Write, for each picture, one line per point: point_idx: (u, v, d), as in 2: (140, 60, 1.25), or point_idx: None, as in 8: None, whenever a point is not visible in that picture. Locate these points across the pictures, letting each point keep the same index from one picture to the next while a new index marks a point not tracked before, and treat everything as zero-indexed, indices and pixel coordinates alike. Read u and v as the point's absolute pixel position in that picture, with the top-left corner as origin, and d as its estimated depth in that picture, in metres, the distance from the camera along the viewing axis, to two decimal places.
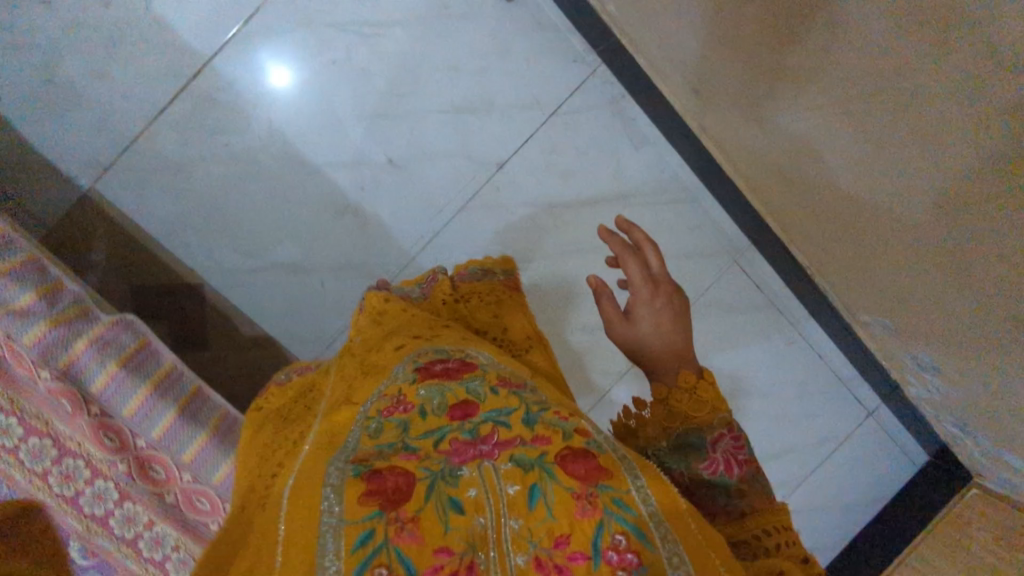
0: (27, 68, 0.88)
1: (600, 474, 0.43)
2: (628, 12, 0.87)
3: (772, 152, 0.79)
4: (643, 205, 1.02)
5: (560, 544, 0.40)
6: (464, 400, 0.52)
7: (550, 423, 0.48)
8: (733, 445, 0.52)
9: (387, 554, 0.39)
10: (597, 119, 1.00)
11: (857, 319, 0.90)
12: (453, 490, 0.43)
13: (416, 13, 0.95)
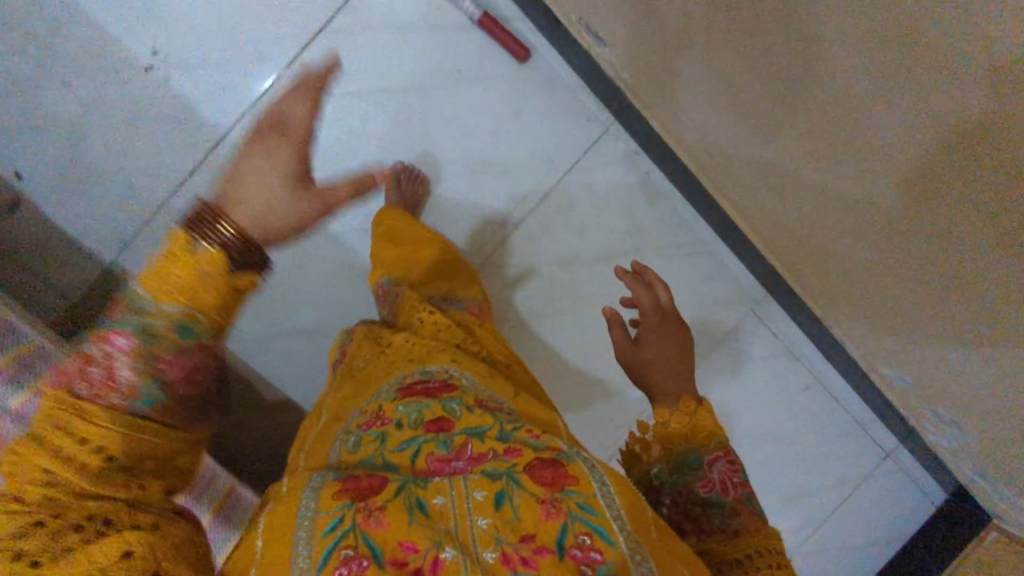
0: (50, 148, 0.90)
1: (565, 480, 0.48)
2: (640, 78, 0.86)
3: (774, 211, 0.79)
4: (665, 257, 1.05)
5: (526, 541, 0.45)
6: (441, 416, 0.55)
7: (523, 439, 0.52)
8: (728, 468, 0.57)
9: (354, 535, 0.45)
10: (616, 175, 1.02)
11: (876, 372, 0.91)
12: (421, 492, 0.48)
13: (430, 77, 0.95)
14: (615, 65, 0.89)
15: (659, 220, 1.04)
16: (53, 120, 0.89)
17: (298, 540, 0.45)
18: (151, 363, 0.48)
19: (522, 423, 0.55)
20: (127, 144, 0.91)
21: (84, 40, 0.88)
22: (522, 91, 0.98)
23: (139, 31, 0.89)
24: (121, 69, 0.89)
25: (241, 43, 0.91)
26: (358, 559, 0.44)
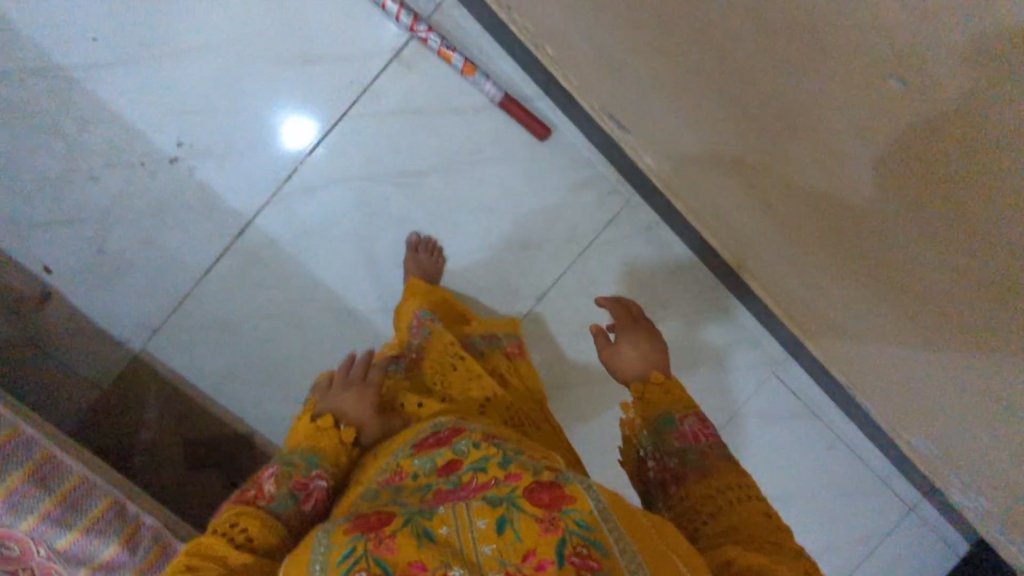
0: (78, 242, 0.91)
1: (563, 500, 0.50)
2: (663, 161, 0.90)
3: (803, 294, 0.84)
4: (682, 321, 1.09)
5: (527, 558, 0.46)
6: (451, 460, 0.59)
7: (524, 466, 0.55)
8: (700, 425, 0.66)
9: (367, 560, 0.47)
10: (634, 244, 1.05)
11: (902, 437, 0.94)
12: (428, 523, 0.50)
13: (453, 159, 0.98)
14: (638, 149, 0.93)
15: (676, 286, 1.08)
16: (80, 213, 0.91)
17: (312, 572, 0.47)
18: (296, 477, 0.63)
19: (523, 454, 0.58)
20: (155, 235, 0.93)
21: (108, 135, 0.89)
22: (542, 168, 1.00)
23: (167, 126, 0.90)
24: (148, 162, 0.90)
25: (268, 134, 0.92)
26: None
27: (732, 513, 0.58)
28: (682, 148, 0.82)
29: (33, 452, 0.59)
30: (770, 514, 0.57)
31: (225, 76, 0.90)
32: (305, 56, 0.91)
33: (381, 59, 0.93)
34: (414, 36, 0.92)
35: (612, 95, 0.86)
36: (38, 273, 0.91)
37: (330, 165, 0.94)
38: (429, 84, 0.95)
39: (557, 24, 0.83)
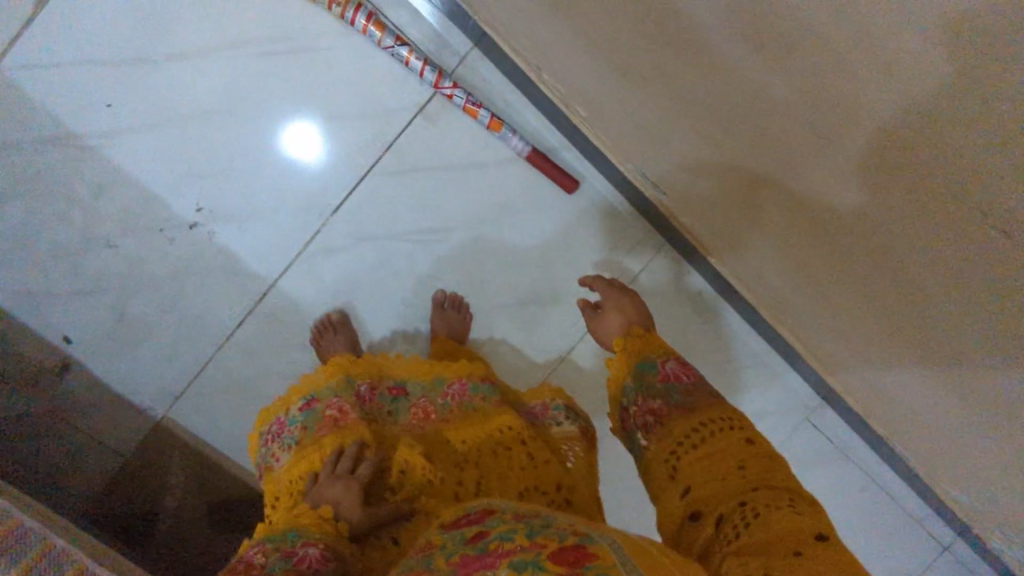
0: (98, 309, 0.89)
1: (589, 557, 0.42)
2: (701, 222, 0.89)
3: (852, 356, 0.82)
4: (715, 371, 1.06)
5: None
6: (478, 531, 0.50)
7: (550, 534, 0.46)
8: (680, 367, 0.71)
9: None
10: (665, 295, 1.03)
11: (945, 489, 0.92)
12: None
13: (479, 215, 0.94)
14: (672, 207, 0.91)
15: (708, 335, 1.05)
16: (99, 281, 0.88)
17: None
18: (283, 548, 0.60)
19: (554, 523, 0.49)
20: (175, 300, 0.90)
21: (126, 201, 0.87)
22: (572, 221, 0.97)
23: (186, 190, 0.87)
24: (167, 228, 0.88)
25: (289, 195, 0.90)
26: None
27: (715, 443, 0.62)
28: (727, 214, 0.81)
29: (31, 543, 0.57)
30: (752, 441, 0.60)
31: (246, 138, 0.87)
32: (326, 114, 0.88)
33: (405, 116, 0.90)
34: (439, 92, 0.89)
35: (650, 158, 0.85)
36: (58, 343, 0.89)
37: (353, 224, 0.92)
38: (454, 138, 0.92)
39: (590, 91, 0.82)
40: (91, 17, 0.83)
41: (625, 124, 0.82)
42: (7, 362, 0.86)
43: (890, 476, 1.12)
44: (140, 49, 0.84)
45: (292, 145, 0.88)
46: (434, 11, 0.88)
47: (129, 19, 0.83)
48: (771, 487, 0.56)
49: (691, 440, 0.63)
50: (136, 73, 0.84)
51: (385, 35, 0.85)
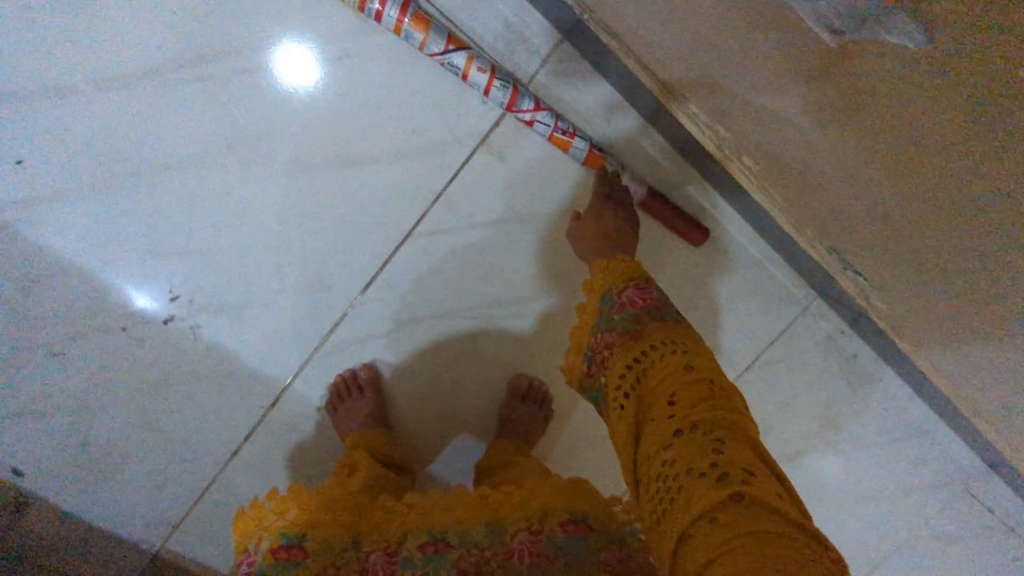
0: (51, 434, 0.65)
1: None
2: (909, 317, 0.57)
3: None
4: (867, 455, 0.82)
5: None
6: None
7: None
8: (638, 292, 0.52)
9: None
10: (808, 363, 0.78)
11: None
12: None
13: (568, 274, 0.69)
14: (869, 294, 0.60)
15: (860, 411, 0.80)
16: (51, 396, 0.64)
17: None
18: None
19: None
20: (157, 416, 0.66)
21: (80, 288, 0.63)
22: (687, 272, 0.74)
23: (163, 267, 0.64)
24: (135, 325, 0.64)
25: (306, 265, 0.65)
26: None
27: (653, 380, 0.45)
28: (1007, 370, 0.48)
29: None
30: (691, 367, 0.44)
31: (244, 188, 0.64)
32: (349, 158, 0.65)
33: (462, 150, 0.66)
34: (515, 116, 0.65)
35: (868, 253, 0.52)
36: (7, 479, 0.65)
37: (397, 298, 0.67)
38: (533, 172, 0.67)
39: (763, 139, 0.50)
40: (16, 30, 0.60)
41: (840, 210, 0.50)
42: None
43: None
44: (88, 72, 0.61)
45: (290, 73, 0.63)
46: None
47: (70, 30, 0.61)
48: (699, 427, 0.40)
49: (629, 377, 0.46)
50: (86, 108, 0.61)
51: (430, 36, 0.60)
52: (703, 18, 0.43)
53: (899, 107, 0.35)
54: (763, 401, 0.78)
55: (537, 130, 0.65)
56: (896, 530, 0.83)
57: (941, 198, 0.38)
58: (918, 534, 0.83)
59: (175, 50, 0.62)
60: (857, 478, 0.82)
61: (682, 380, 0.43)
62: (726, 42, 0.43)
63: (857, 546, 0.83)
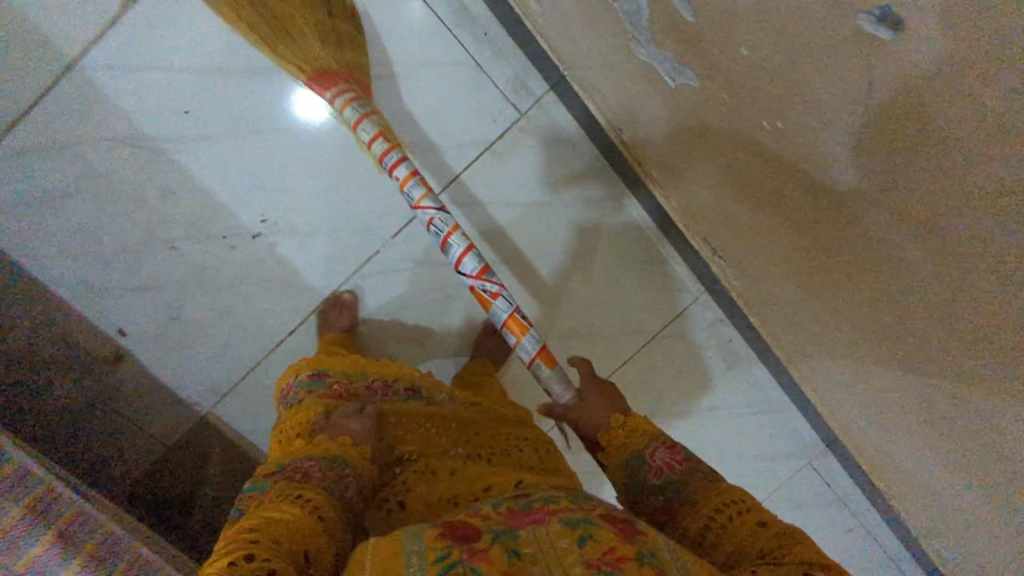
0: (153, 307, 0.89)
1: (623, 558, 0.44)
2: (748, 286, 0.89)
3: (866, 430, 0.85)
4: (734, 415, 1.12)
5: (610, 554, 0.44)
6: (473, 526, 0.47)
7: (591, 525, 0.47)
8: (669, 453, 0.61)
9: (462, 568, 0.42)
10: (697, 342, 1.08)
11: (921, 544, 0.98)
12: (515, 543, 0.45)
13: (535, 247, 0.98)
14: (728, 276, 0.91)
15: (730, 381, 1.10)
16: (159, 279, 0.88)
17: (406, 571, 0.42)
18: (335, 464, 0.58)
19: (592, 515, 0.49)
20: (232, 305, 0.91)
21: (192, 210, 0.88)
22: (622, 265, 1.02)
23: (255, 201, 0.89)
24: (230, 236, 0.89)
25: (356, 214, 0.92)
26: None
27: (729, 529, 0.54)
28: (807, 317, 0.78)
29: None
30: (763, 524, 0.53)
31: (321, 153, 0.90)
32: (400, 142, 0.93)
33: (474, 151, 0.94)
34: (480, 285, 0.77)
35: (735, 247, 0.83)
36: (111, 335, 0.89)
37: (414, 248, 0.95)
38: (519, 169, 0.96)
39: (659, 144, 0.79)
40: (174, 24, 0.84)
41: (705, 207, 0.82)
42: (75, 363, 0.88)
43: (887, 534, 1.18)
44: (222, 59, 0.86)
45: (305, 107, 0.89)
46: (516, 52, 0.94)
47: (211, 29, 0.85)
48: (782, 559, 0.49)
49: (706, 531, 0.55)
50: (218, 82, 0.86)
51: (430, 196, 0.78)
52: (625, 64, 0.71)
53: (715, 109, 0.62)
54: (664, 365, 1.08)
55: (496, 307, 0.77)
56: (744, 469, 1.14)
57: (846, 223, 0.56)
58: (755, 472, 1.15)
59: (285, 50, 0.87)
60: (725, 431, 1.12)
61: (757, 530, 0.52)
62: (634, 72, 0.70)
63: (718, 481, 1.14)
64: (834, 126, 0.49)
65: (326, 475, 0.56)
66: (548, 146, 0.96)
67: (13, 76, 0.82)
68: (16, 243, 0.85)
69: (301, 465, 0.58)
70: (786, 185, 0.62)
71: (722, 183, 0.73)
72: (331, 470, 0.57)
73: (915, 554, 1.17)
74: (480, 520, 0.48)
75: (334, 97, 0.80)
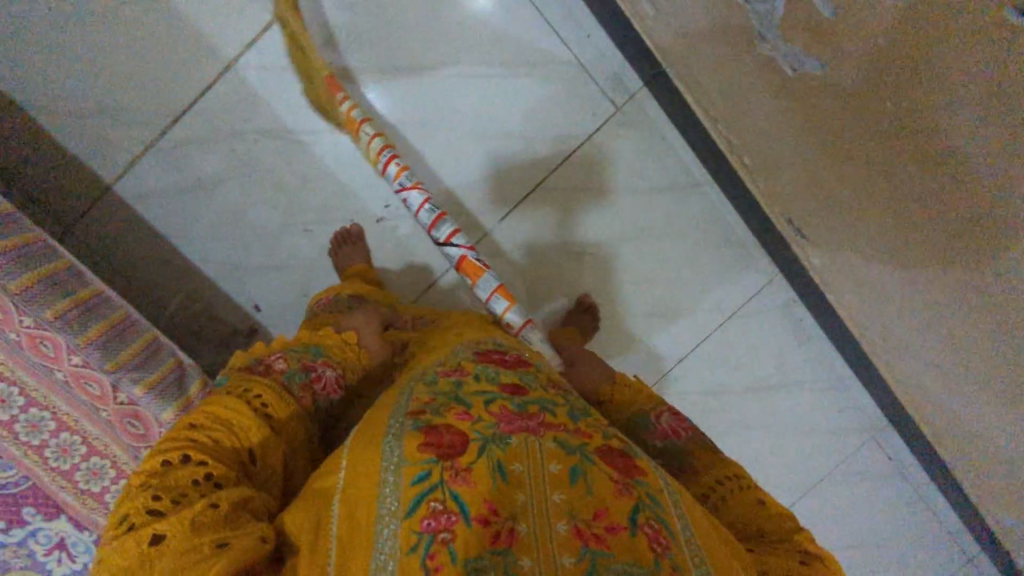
0: (285, 285, 0.98)
1: (603, 513, 0.48)
2: (831, 263, 0.97)
3: (943, 394, 0.92)
4: (804, 390, 1.19)
5: (599, 515, 0.48)
6: (464, 433, 0.52)
7: (584, 463, 0.52)
8: (676, 420, 0.69)
9: (443, 490, 0.47)
10: (771, 320, 1.15)
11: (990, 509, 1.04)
12: (502, 456, 0.50)
13: (625, 232, 1.08)
14: (809, 251, 1.00)
15: (801, 357, 1.18)
16: (292, 259, 0.97)
17: (385, 487, 0.48)
18: (304, 360, 0.65)
19: (585, 448, 0.53)
20: None
21: (328, 194, 0.96)
22: (703, 246, 1.10)
23: (379, 190, 0.98)
24: (357, 219, 0.98)
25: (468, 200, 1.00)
26: (447, 514, 0.46)
27: (733, 505, 0.61)
28: (896, 288, 0.86)
29: (106, 308, 0.70)
30: (764, 502, 0.60)
31: (438, 149, 1.02)
32: (508, 134, 1.03)
33: (574, 142, 1.05)
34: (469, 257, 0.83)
35: (823, 223, 0.92)
36: (249, 310, 0.98)
37: (525, 230, 1.06)
38: (616, 160, 1.06)
39: (755, 133, 0.91)
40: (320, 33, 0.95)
41: (797, 187, 0.91)
42: (218, 335, 0.97)
43: (947, 506, 1.24)
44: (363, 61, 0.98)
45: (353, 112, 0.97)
46: (614, 52, 1.03)
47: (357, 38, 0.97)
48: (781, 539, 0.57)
49: (715, 498, 0.62)
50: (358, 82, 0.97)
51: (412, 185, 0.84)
52: (737, 56, 0.83)
53: (826, 92, 0.73)
54: (739, 342, 1.15)
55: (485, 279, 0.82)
56: (812, 442, 1.21)
57: (929, 190, 0.69)
58: (823, 445, 1.21)
59: (409, 61, 0.99)
60: (796, 406, 1.20)
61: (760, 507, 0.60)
62: (746, 61, 0.81)
63: (789, 453, 1.21)
64: (948, 86, 0.59)
65: (288, 371, 0.63)
66: (641, 139, 1.06)
67: (172, 74, 0.91)
68: (170, 226, 0.95)
69: (268, 359, 0.64)
70: (880, 160, 0.73)
71: (818, 161, 0.83)
72: (297, 364, 0.64)
73: (971, 524, 1.23)
74: (470, 424, 0.52)
75: (342, 100, 0.88)
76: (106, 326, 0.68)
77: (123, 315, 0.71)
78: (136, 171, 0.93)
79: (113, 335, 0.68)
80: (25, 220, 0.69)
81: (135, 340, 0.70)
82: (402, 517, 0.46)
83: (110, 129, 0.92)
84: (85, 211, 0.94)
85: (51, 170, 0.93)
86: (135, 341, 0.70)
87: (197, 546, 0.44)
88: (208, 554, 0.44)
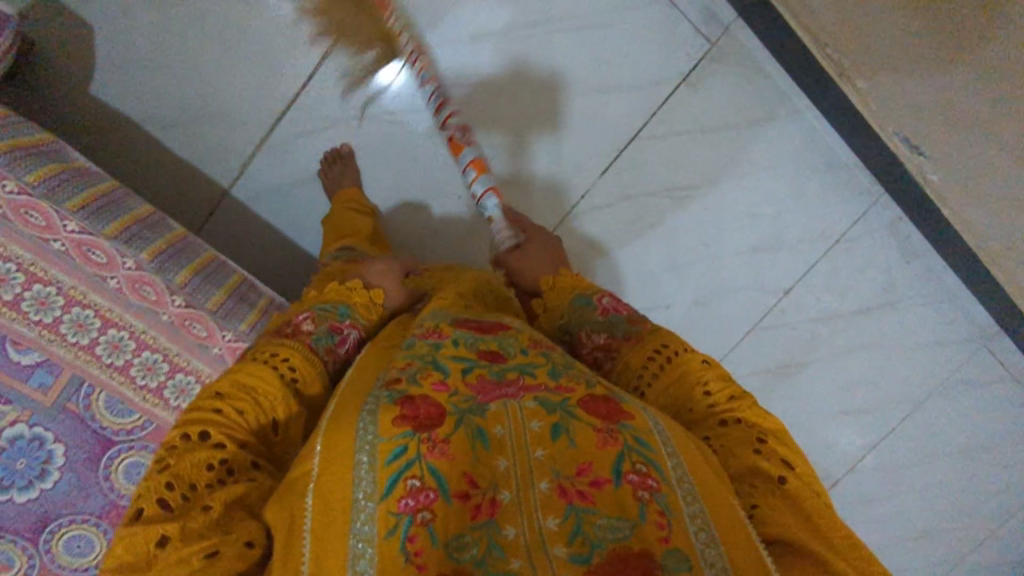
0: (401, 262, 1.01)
1: (586, 467, 0.48)
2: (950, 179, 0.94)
3: None
4: (914, 306, 1.17)
5: (582, 473, 0.48)
6: (441, 404, 0.52)
7: (568, 416, 0.51)
8: (616, 300, 0.74)
9: (421, 465, 0.48)
10: (877, 240, 1.13)
11: None
12: (482, 423, 0.51)
13: (721, 173, 1.07)
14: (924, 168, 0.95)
15: (909, 275, 1.15)
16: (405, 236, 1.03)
17: (359, 464, 0.49)
18: (331, 322, 0.69)
19: (567, 401, 0.53)
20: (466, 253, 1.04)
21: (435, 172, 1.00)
22: (802, 175, 1.08)
23: None
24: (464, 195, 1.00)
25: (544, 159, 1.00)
26: (425, 491, 0.47)
27: (676, 371, 0.63)
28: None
29: (230, 271, 0.83)
30: (706, 361, 0.63)
31: (535, 92, 1.02)
32: (599, 85, 1.03)
33: (667, 87, 1.03)
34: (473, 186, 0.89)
35: (937, 129, 0.88)
36: None
37: (619, 183, 1.06)
38: (707, 103, 1.04)
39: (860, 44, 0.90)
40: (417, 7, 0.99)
41: (913, 96, 0.88)
42: None
43: None
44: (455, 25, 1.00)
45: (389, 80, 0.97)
46: None
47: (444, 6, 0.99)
48: (728, 399, 0.60)
49: (653, 365, 0.65)
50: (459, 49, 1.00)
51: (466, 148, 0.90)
52: None
53: None
54: (845, 266, 1.14)
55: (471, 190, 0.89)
56: (922, 357, 1.20)
57: None
58: (933, 360, 1.21)
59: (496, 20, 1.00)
60: (905, 323, 1.18)
61: (698, 365, 0.62)
62: None
63: (898, 369, 1.21)
64: None
65: (317, 334, 0.66)
66: (733, 73, 1.03)
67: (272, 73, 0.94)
68: (288, 219, 1.00)
69: (297, 319, 0.67)
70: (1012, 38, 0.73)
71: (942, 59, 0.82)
72: (320, 325, 0.67)
73: None
74: (448, 396, 0.53)
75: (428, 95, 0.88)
76: (233, 290, 0.81)
77: (244, 278, 0.84)
78: (249, 173, 0.98)
79: (238, 296, 0.81)
80: (199, 244, 0.83)
81: (261, 302, 0.84)
82: (379, 498, 0.47)
83: (221, 134, 0.96)
84: (206, 219, 0.99)
85: (170, 183, 0.97)
86: (260, 302, 0.83)
87: (185, 558, 0.45)
88: (196, 565, 0.45)
